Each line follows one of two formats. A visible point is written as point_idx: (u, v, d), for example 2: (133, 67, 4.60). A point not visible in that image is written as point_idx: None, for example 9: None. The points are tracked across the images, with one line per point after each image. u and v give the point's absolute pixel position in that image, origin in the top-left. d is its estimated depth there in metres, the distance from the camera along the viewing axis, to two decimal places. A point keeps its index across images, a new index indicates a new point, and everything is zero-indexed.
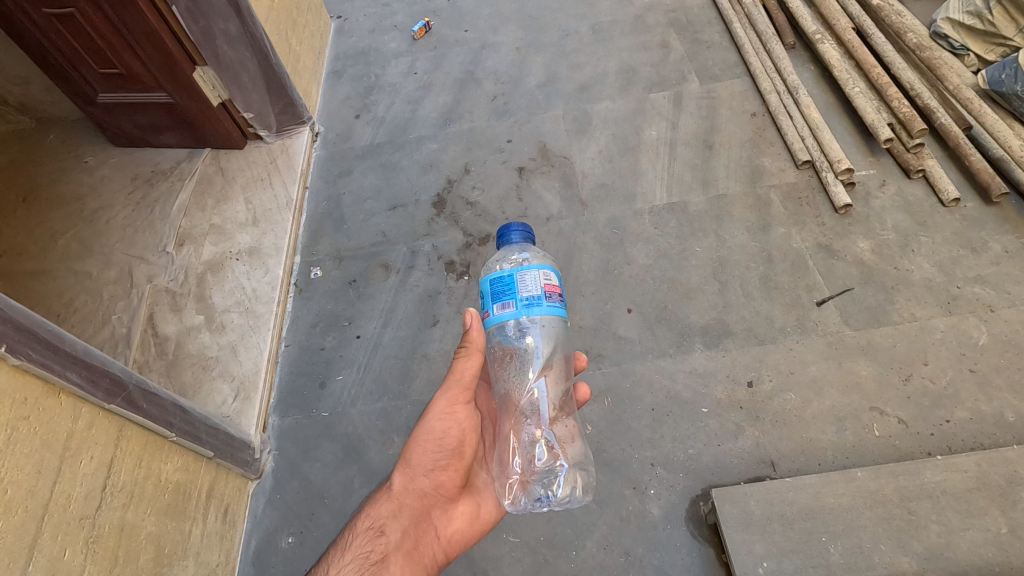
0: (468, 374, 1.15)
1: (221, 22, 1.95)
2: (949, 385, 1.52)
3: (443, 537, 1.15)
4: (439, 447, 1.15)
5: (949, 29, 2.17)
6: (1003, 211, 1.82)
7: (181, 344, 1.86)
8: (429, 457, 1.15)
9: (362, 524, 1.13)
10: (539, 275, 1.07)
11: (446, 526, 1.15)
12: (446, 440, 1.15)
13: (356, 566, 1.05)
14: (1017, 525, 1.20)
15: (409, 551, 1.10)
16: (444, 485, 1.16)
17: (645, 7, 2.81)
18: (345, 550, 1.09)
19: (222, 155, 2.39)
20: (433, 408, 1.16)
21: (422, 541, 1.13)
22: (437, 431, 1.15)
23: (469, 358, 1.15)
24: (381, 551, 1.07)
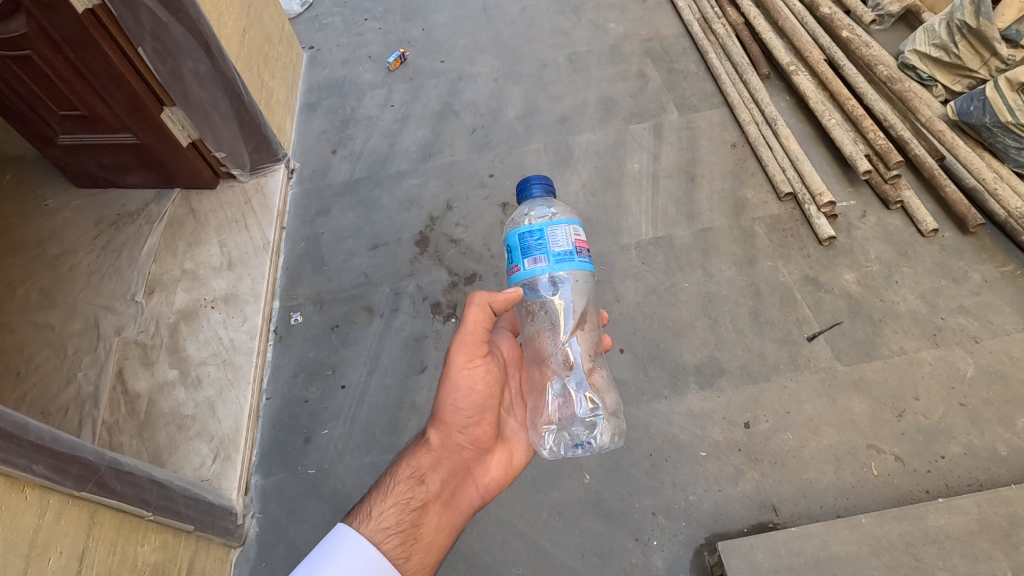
0: (481, 328, 1.15)
1: (190, 62, 1.87)
2: (942, 420, 1.53)
3: (479, 484, 1.21)
4: (471, 404, 1.15)
5: (916, 61, 2.24)
6: (979, 240, 1.86)
7: (153, 402, 1.75)
8: (462, 413, 1.16)
9: (401, 473, 1.14)
10: (570, 231, 1.08)
11: (482, 476, 1.21)
12: (475, 398, 1.16)
13: (396, 512, 1.07)
14: (1021, 568, 1.20)
15: (446, 500, 1.15)
16: (480, 439, 1.19)
17: (620, 37, 2.83)
18: (385, 495, 1.10)
19: (193, 195, 2.28)
20: (453, 365, 1.15)
21: (458, 489, 1.18)
22: (466, 387, 1.15)
23: (481, 314, 1.13)
24: (421, 500, 1.11)
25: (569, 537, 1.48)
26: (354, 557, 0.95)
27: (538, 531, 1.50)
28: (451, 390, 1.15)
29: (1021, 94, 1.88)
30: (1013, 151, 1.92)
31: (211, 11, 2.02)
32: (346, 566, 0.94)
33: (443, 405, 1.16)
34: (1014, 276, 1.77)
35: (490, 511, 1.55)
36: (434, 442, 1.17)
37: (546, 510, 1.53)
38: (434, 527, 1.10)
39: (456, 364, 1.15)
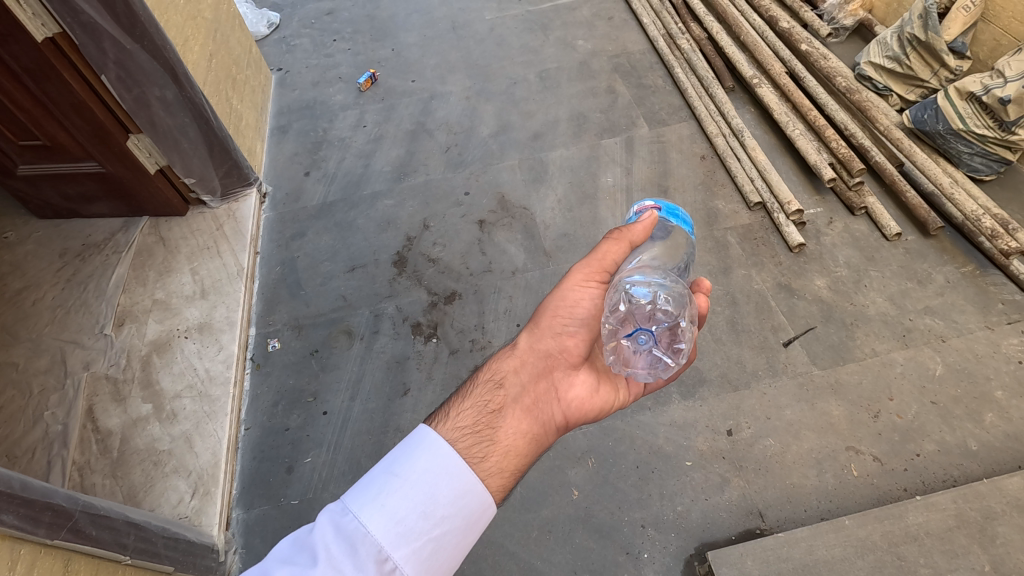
0: (610, 257, 1.12)
1: (156, 89, 1.83)
2: (915, 419, 1.58)
3: (563, 400, 1.07)
4: (571, 315, 1.12)
5: (872, 72, 2.34)
6: (940, 242, 1.94)
7: (126, 439, 1.69)
8: (561, 325, 1.12)
9: (482, 377, 1.08)
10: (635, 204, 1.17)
11: (569, 393, 1.08)
12: (581, 313, 1.11)
13: (473, 412, 1.00)
14: (998, 561, 1.24)
15: (528, 408, 1.03)
16: (572, 354, 1.11)
17: (589, 53, 2.89)
18: (464, 397, 1.04)
19: (162, 223, 2.23)
20: (569, 279, 1.14)
21: (541, 400, 1.05)
22: (569, 300, 1.12)
23: (617, 243, 1.11)
24: (498, 403, 1.02)
25: (561, 555, 1.48)
26: (435, 456, 0.89)
27: (529, 551, 1.49)
28: (558, 302, 1.13)
29: (971, 103, 1.97)
30: (967, 156, 2.02)
31: (176, 37, 1.99)
32: (425, 462, 0.88)
33: (542, 312, 1.13)
34: (975, 275, 1.85)
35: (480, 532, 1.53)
36: (522, 346, 1.11)
37: (536, 528, 1.52)
38: (510, 434, 0.99)
39: (570, 278, 1.14)
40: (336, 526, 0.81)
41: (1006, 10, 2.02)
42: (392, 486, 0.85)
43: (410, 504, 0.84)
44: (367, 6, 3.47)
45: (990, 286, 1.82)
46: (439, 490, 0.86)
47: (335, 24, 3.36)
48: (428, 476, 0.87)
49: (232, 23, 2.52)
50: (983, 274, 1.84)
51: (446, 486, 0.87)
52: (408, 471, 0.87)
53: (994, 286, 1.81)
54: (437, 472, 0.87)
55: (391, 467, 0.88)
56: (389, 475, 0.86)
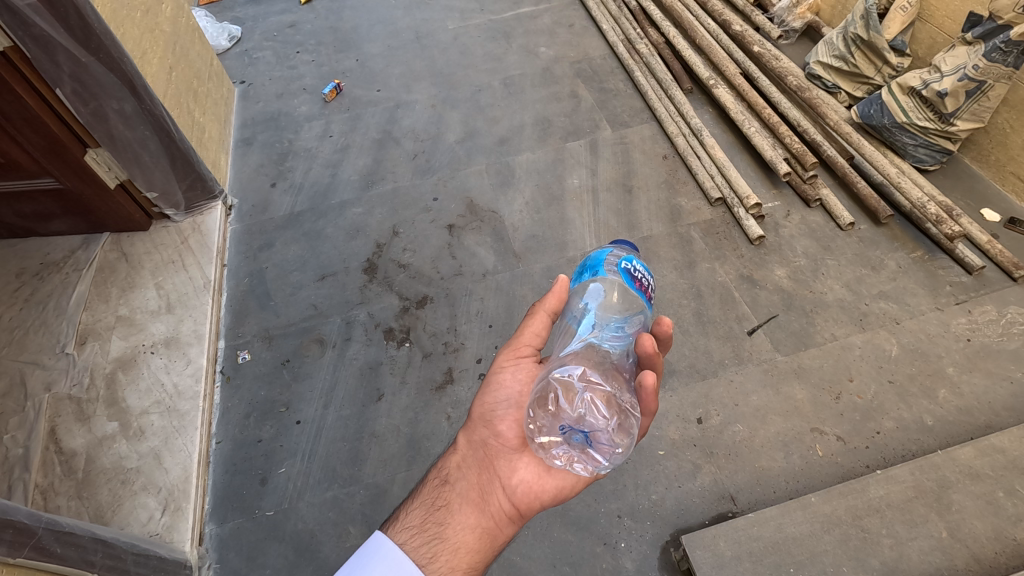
0: (528, 333, 1.17)
1: (115, 102, 1.82)
2: (874, 398, 1.64)
3: (507, 488, 1.08)
4: (499, 396, 1.15)
5: (821, 71, 2.45)
6: (891, 230, 2.03)
7: (92, 458, 1.64)
8: (488, 410, 1.15)
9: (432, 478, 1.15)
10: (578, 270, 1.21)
11: (513, 477, 1.08)
12: (498, 394, 1.15)
13: (420, 512, 1.07)
14: (955, 528, 1.29)
15: (475, 502, 1.07)
16: (505, 436, 1.12)
17: (551, 60, 2.95)
18: (414, 498, 1.11)
19: (124, 239, 2.18)
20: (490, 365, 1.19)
21: (486, 490, 1.08)
22: (494, 385, 1.16)
23: (533, 320, 1.16)
24: (445, 499, 1.08)
25: (539, 550, 1.48)
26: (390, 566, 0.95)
27: (508, 548, 1.49)
28: (481, 389, 1.18)
29: (912, 97, 2.07)
30: (912, 147, 2.12)
31: (134, 49, 1.97)
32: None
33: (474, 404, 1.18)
34: (924, 260, 1.94)
35: None
36: (464, 442, 1.17)
37: None
38: (459, 531, 1.03)
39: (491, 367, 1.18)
40: None
41: (939, 10, 2.13)
42: None
43: None
44: (330, 18, 3.48)
45: (939, 269, 1.91)
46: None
47: (298, 36, 3.36)
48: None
49: (192, 36, 2.51)
50: (931, 259, 1.93)
51: None
52: None
53: (942, 269, 1.90)
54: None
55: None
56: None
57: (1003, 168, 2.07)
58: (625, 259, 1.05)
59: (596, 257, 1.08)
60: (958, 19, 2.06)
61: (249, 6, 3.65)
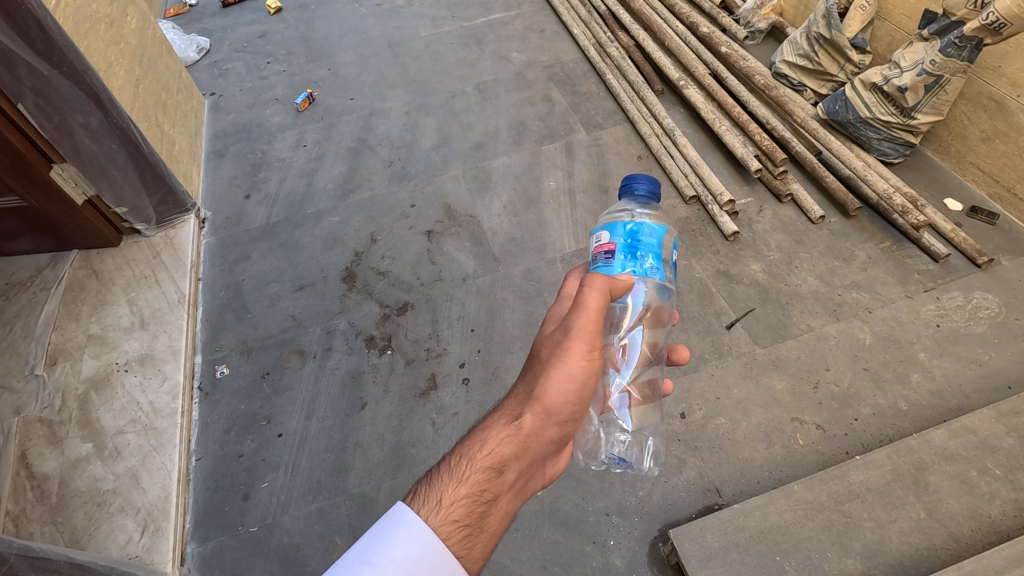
0: (596, 320, 0.94)
1: (80, 116, 1.78)
2: (851, 386, 1.68)
3: (546, 473, 1.05)
4: (582, 392, 0.96)
5: (787, 70, 2.51)
6: (860, 222, 2.09)
7: (66, 481, 1.59)
8: (566, 406, 0.95)
9: (477, 458, 0.92)
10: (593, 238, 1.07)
11: (549, 468, 1.05)
12: (585, 392, 0.96)
13: (468, 503, 0.86)
14: (932, 508, 1.33)
15: (518, 492, 0.96)
16: (569, 430, 1.01)
17: (524, 65, 2.97)
18: (455, 483, 0.88)
19: (93, 256, 2.12)
20: (572, 350, 0.94)
21: (530, 478, 0.99)
22: (580, 375, 0.94)
23: (595, 295, 0.93)
24: (494, 491, 0.91)
25: (529, 552, 1.48)
26: (412, 540, 0.76)
27: (498, 552, 1.49)
28: (562, 376, 0.94)
29: (875, 93, 2.13)
30: (876, 142, 2.19)
31: (99, 62, 1.93)
32: (403, 548, 0.75)
33: (547, 386, 0.94)
34: (893, 250, 1.99)
35: None
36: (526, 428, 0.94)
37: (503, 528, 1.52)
38: (500, 520, 0.91)
39: (572, 351, 0.94)
40: None
41: (897, 8, 2.20)
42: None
43: None
44: (300, 27, 3.46)
45: (907, 258, 1.96)
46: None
47: (268, 46, 3.33)
48: (411, 562, 0.74)
49: (159, 48, 2.47)
50: (899, 249, 1.99)
51: None
52: (383, 561, 0.72)
53: (910, 258, 1.96)
54: (417, 558, 0.75)
55: (363, 554, 0.73)
56: (363, 565, 0.72)
57: (963, 158, 2.14)
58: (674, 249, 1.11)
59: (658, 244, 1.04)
60: (914, 17, 2.13)
61: (217, 18, 3.61)
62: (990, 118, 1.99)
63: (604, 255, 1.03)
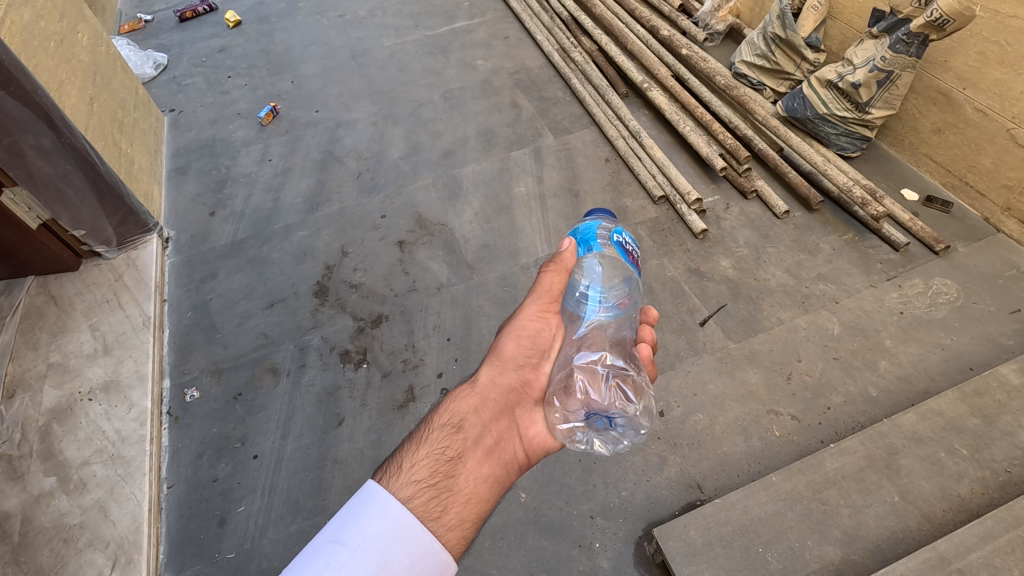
0: (556, 289, 1.20)
1: (31, 137, 1.72)
2: (822, 375, 1.72)
3: (523, 437, 1.14)
4: (531, 345, 1.21)
5: (746, 70, 2.57)
6: (823, 215, 2.15)
7: (28, 519, 1.52)
8: (516, 353, 1.19)
9: (438, 420, 1.06)
10: None
11: (525, 433, 1.14)
12: (533, 344, 1.21)
13: (429, 463, 0.94)
14: (905, 491, 1.36)
15: (486, 452, 1.05)
16: (528, 386, 1.19)
17: (489, 72, 2.98)
18: (419, 444, 1.00)
19: (50, 281, 2.03)
20: (527, 310, 1.22)
21: (501, 439, 1.09)
22: (530, 329, 1.21)
23: (557, 273, 1.19)
24: (457, 448, 1.01)
25: (516, 559, 1.46)
26: (384, 518, 0.80)
27: (484, 562, 1.47)
28: (515, 331, 1.21)
29: (830, 90, 2.19)
30: (834, 136, 2.25)
31: (49, 81, 1.87)
32: (374, 526, 0.78)
33: (501, 344, 1.20)
34: (855, 241, 2.05)
35: None
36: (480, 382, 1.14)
37: (488, 538, 1.50)
38: (470, 481, 0.98)
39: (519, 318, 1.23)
40: None
41: (847, 8, 2.28)
42: (337, 557, 0.74)
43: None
44: (261, 40, 3.41)
45: (869, 249, 2.02)
46: (391, 556, 0.76)
47: (228, 60, 3.27)
48: (383, 542, 0.77)
49: (114, 64, 2.40)
50: (861, 240, 2.05)
51: (401, 551, 0.78)
52: (355, 539, 0.76)
53: (872, 248, 2.02)
54: (388, 535, 0.78)
55: (336, 535, 0.77)
56: (335, 545, 0.75)
57: (917, 150, 2.22)
58: (615, 233, 1.13)
59: (588, 231, 1.17)
60: (864, 16, 2.21)
61: (174, 33, 3.53)
62: (939, 111, 2.07)
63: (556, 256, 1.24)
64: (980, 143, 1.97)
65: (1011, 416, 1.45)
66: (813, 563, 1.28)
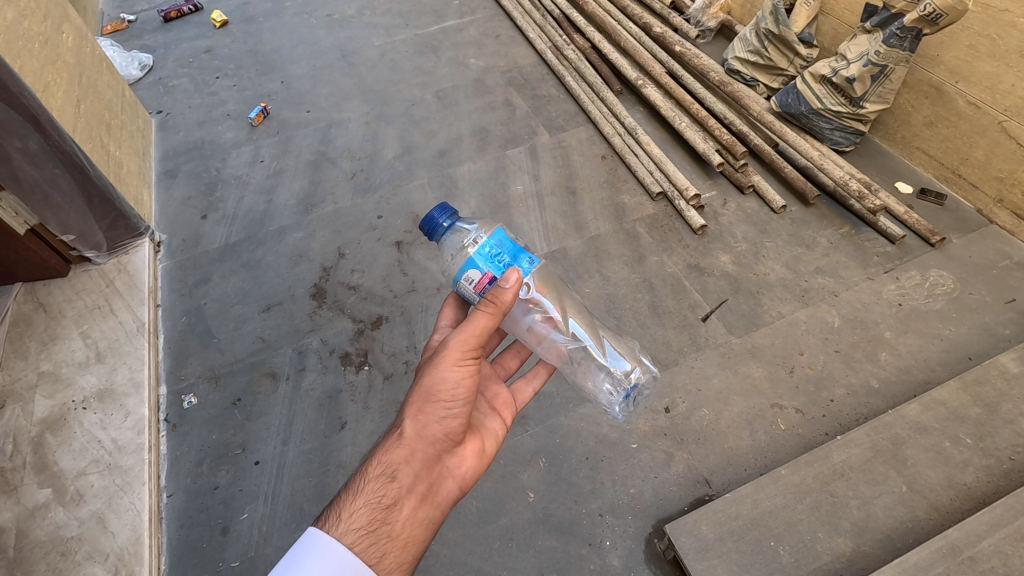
0: (481, 331, 1.02)
1: (17, 140, 1.67)
2: (824, 368, 1.73)
3: (457, 475, 1.07)
4: (455, 396, 1.03)
5: (739, 66, 2.58)
6: (819, 210, 2.16)
7: (24, 533, 1.48)
8: (444, 402, 1.02)
9: (371, 469, 0.99)
10: (467, 278, 1.07)
11: (459, 468, 1.07)
12: (464, 392, 1.04)
13: (367, 512, 0.93)
14: (912, 480, 1.37)
15: (423, 496, 1.00)
16: (456, 429, 1.05)
17: (481, 71, 2.96)
18: (354, 492, 0.96)
19: (38, 288, 1.97)
20: (445, 358, 1.03)
21: (436, 481, 1.03)
22: (453, 380, 1.02)
23: (486, 316, 1.00)
24: (393, 496, 0.96)
25: (526, 561, 1.45)
26: (328, 558, 0.85)
27: (493, 564, 1.45)
28: (439, 382, 1.02)
29: (824, 85, 2.21)
30: (828, 131, 2.27)
31: (34, 82, 1.82)
32: (318, 569, 0.84)
33: (425, 392, 1.02)
34: (851, 234, 2.07)
35: (443, 554, 1.47)
36: (408, 433, 1.00)
37: (497, 539, 1.49)
38: (408, 526, 0.96)
39: (446, 360, 1.03)
40: None
41: (839, 3, 2.29)
42: None
43: None
44: (247, 41, 3.36)
45: (865, 242, 2.04)
46: None
47: (215, 61, 3.22)
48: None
49: (99, 66, 2.35)
50: (858, 233, 2.07)
51: None
52: None
53: (868, 241, 2.04)
54: None
55: None
56: None
57: (909, 143, 2.24)
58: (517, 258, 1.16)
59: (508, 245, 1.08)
60: (855, 11, 2.23)
61: (158, 33, 3.46)
62: (931, 104, 2.09)
63: (491, 284, 1.06)
64: (972, 135, 2.00)
65: (1012, 404, 1.47)
66: (824, 555, 1.28)
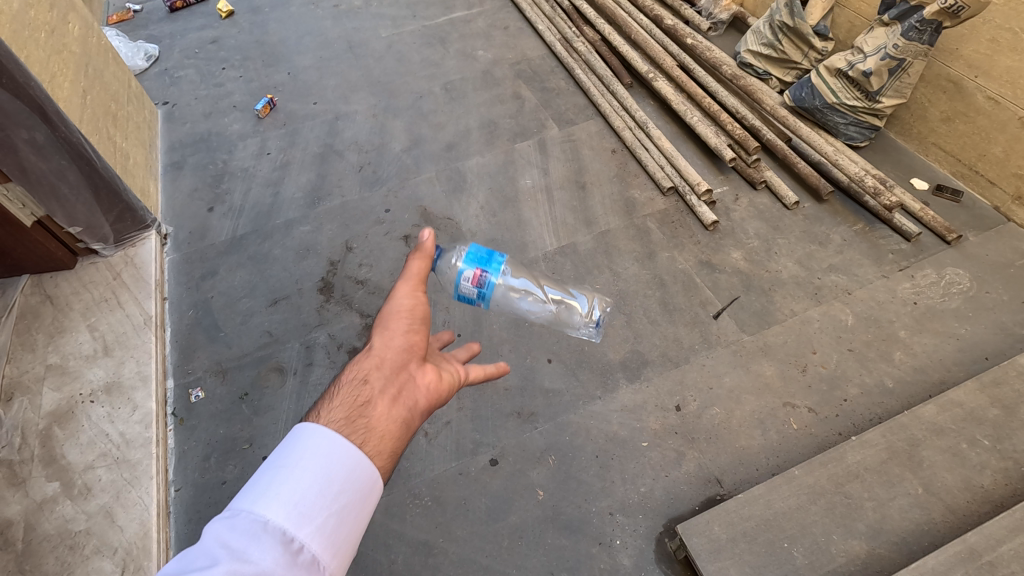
0: (420, 273, 1.09)
1: (24, 131, 1.65)
2: (837, 367, 1.70)
3: (431, 384, 0.99)
4: (415, 314, 1.03)
5: (752, 59, 2.53)
6: (832, 206, 2.13)
7: (32, 526, 1.47)
8: (404, 315, 1.01)
9: (341, 380, 0.93)
10: (464, 278, 1.27)
11: (433, 381, 0.99)
12: (423, 311, 1.04)
13: (339, 411, 0.87)
14: (928, 482, 1.35)
15: (396, 396, 0.92)
16: (421, 343, 1.01)
17: (490, 63, 2.93)
18: (325, 398, 0.90)
19: (45, 280, 1.96)
20: (399, 286, 1.05)
21: (411, 389, 0.95)
22: (410, 302, 1.04)
23: (418, 261, 1.10)
24: (365, 395, 0.89)
25: (535, 559, 1.44)
26: (312, 445, 0.81)
27: (502, 562, 1.44)
28: (395, 304, 1.02)
29: (840, 79, 2.17)
30: (843, 126, 2.23)
31: (40, 73, 1.80)
32: (303, 459, 0.80)
33: (385, 310, 1.02)
34: (866, 231, 2.04)
35: (452, 551, 1.47)
36: (374, 345, 0.97)
37: (506, 537, 1.48)
38: (386, 421, 0.88)
39: (403, 285, 1.05)
40: (226, 528, 0.73)
41: None
42: (275, 483, 0.77)
43: (303, 488, 0.77)
44: (254, 31, 3.33)
45: (879, 239, 2.01)
46: (323, 485, 0.78)
47: (221, 52, 3.19)
48: (303, 506, 0.76)
49: (105, 56, 2.33)
50: (872, 230, 2.04)
51: (338, 463, 0.81)
52: (292, 462, 0.79)
53: (883, 238, 2.01)
54: (314, 462, 0.79)
55: (270, 466, 0.79)
56: (271, 474, 0.78)
57: (925, 139, 2.20)
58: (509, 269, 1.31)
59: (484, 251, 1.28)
60: (872, 3, 2.18)
61: (164, 24, 3.43)
62: (949, 99, 2.05)
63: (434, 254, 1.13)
64: (991, 131, 1.97)
65: None
66: (839, 558, 1.26)
